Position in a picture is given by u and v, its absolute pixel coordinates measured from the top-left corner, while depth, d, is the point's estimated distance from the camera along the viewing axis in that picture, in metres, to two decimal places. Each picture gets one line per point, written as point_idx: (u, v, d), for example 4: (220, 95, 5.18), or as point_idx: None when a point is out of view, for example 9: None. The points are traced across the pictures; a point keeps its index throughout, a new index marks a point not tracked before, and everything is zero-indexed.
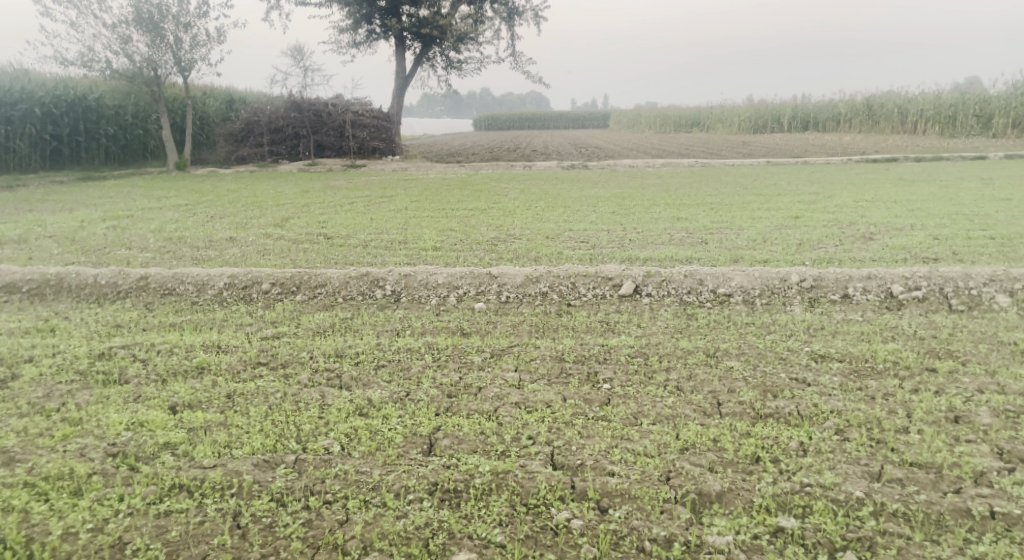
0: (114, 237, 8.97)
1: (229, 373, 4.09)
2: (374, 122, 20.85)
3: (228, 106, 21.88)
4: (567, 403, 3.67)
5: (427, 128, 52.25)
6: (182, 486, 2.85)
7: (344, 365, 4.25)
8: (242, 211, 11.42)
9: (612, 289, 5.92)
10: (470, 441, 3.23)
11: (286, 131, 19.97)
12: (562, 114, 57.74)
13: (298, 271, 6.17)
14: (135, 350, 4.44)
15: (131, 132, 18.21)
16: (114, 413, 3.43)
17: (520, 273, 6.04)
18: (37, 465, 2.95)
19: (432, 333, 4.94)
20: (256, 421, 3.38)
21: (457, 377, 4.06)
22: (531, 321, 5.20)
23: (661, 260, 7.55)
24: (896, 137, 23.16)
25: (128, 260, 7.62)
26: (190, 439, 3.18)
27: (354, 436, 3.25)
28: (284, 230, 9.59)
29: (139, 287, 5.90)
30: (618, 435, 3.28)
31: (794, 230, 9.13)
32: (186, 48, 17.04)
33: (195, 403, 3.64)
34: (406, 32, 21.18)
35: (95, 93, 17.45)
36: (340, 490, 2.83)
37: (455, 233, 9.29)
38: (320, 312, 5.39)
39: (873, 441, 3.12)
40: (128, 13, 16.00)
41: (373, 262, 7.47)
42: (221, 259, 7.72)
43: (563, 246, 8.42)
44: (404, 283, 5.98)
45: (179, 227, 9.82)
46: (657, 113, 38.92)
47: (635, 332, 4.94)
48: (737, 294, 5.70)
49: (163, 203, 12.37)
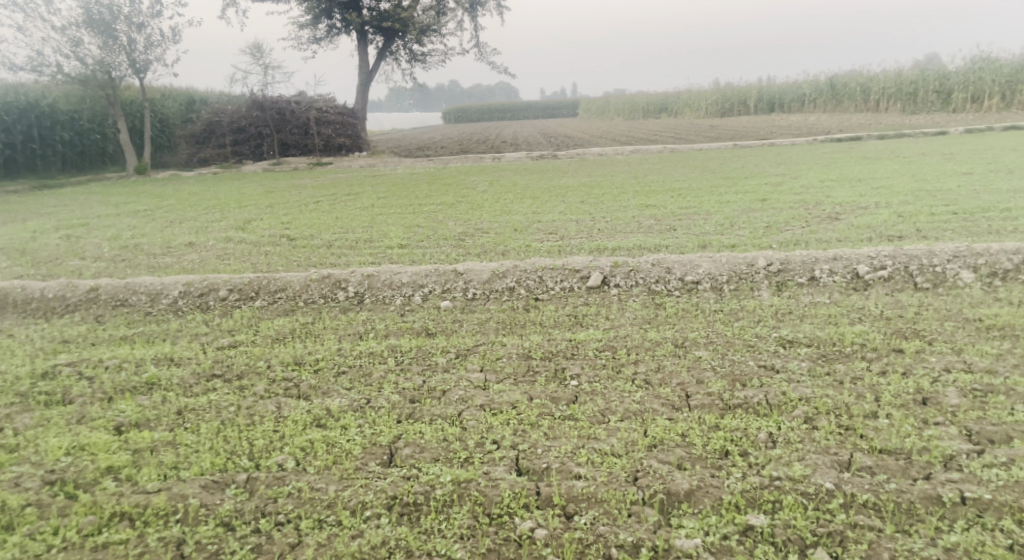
0: (67, 247, 8.67)
1: (180, 388, 3.91)
2: (339, 118, 20.52)
3: (187, 107, 21.36)
4: (533, 403, 3.57)
5: (396, 122, 51.80)
6: (123, 514, 2.70)
7: (303, 373, 4.09)
8: (203, 215, 11.12)
9: (580, 281, 5.82)
10: (432, 450, 3.11)
11: (249, 130, 19.52)
12: (530, 104, 57.62)
13: (256, 276, 5.97)
14: (81, 366, 4.23)
15: (88, 138, 17.69)
16: (54, 437, 3.24)
17: (486, 269, 5.91)
18: None
19: (395, 335, 4.79)
20: (206, 439, 3.22)
21: (420, 380, 3.93)
22: (498, 318, 5.08)
23: (630, 248, 7.48)
24: (858, 116, 23.40)
25: (81, 271, 7.36)
26: (134, 462, 3.02)
27: (310, 449, 3.12)
28: (246, 233, 9.35)
29: (89, 300, 5.66)
30: (585, 434, 3.18)
31: (761, 213, 9.13)
32: (141, 49, 16.56)
33: (142, 422, 3.47)
34: (368, 26, 20.84)
35: (47, 98, 16.90)
36: (292, 509, 2.71)
37: (422, 229, 9.13)
38: (279, 318, 5.20)
39: (843, 428, 3.06)
40: (78, 15, 15.44)
41: (336, 263, 7.30)
42: (179, 265, 7.47)
43: (531, 239, 8.32)
44: (366, 283, 5.82)
45: (135, 234, 9.52)
46: (625, 100, 38.97)
47: (603, 324, 4.85)
48: (706, 281, 5.63)
49: (121, 209, 12.02)
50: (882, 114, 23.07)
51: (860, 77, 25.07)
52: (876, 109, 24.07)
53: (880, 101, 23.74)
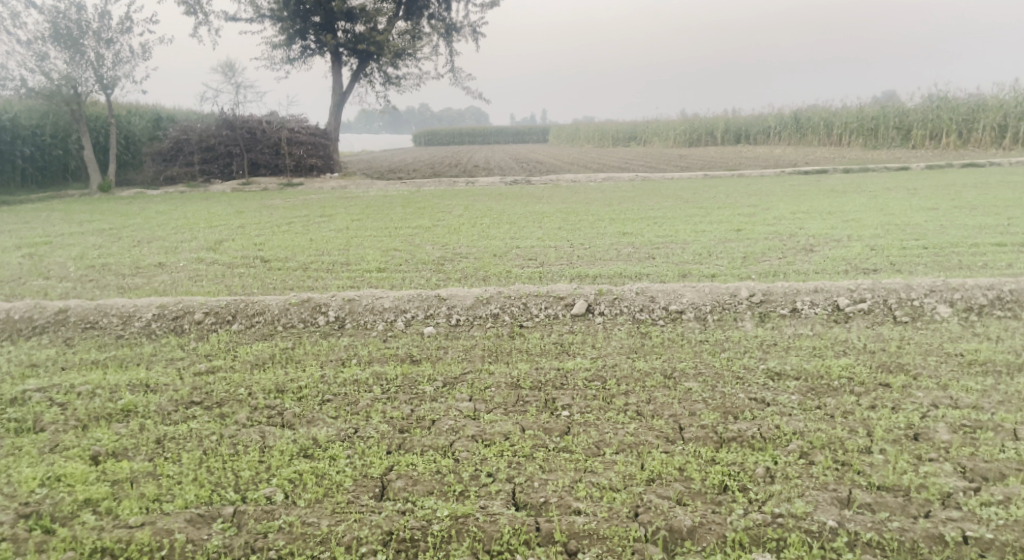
0: (30, 266, 8.39)
1: (158, 416, 3.77)
2: (312, 139, 20.40)
3: (155, 124, 21.05)
4: (526, 434, 3.52)
5: (367, 144, 51.76)
6: (105, 550, 2.58)
7: (287, 401, 3.97)
8: (172, 234, 10.89)
9: (564, 308, 5.79)
10: (426, 482, 3.04)
11: (218, 149, 19.27)
12: (502, 130, 58.07)
13: (234, 299, 5.82)
14: (52, 392, 4.06)
15: (50, 154, 17.28)
16: (27, 467, 3.09)
17: (470, 295, 5.86)
18: None
19: (379, 361, 4.70)
20: (190, 469, 3.10)
21: (409, 409, 3.84)
22: (484, 346, 5.01)
23: (611, 276, 7.51)
24: (823, 150, 24.03)
25: (46, 291, 7.11)
26: (114, 494, 2.89)
27: (299, 481, 3.02)
28: (218, 254, 9.15)
29: (58, 322, 5.46)
30: (581, 467, 3.16)
31: (737, 243, 9.27)
32: (109, 65, 16.28)
33: (120, 451, 3.32)
34: (342, 48, 20.84)
35: (9, 112, 16.50)
36: (285, 545, 2.62)
37: (399, 253, 9.04)
38: (258, 343, 5.06)
39: (839, 464, 3.09)
40: (45, 29, 15.22)
41: (314, 286, 7.18)
42: (149, 287, 7.28)
43: (511, 264, 8.30)
44: (348, 308, 5.70)
45: (102, 253, 9.26)
46: (596, 128, 39.53)
47: (590, 353, 4.82)
48: (689, 310, 5.66)
49: (86, 227, 11.70)
50: (846, 149, 23.70)
51: (824, 112, 25.79)
52: (839, 143, 24.73)
53: (842, 136, 24.41)
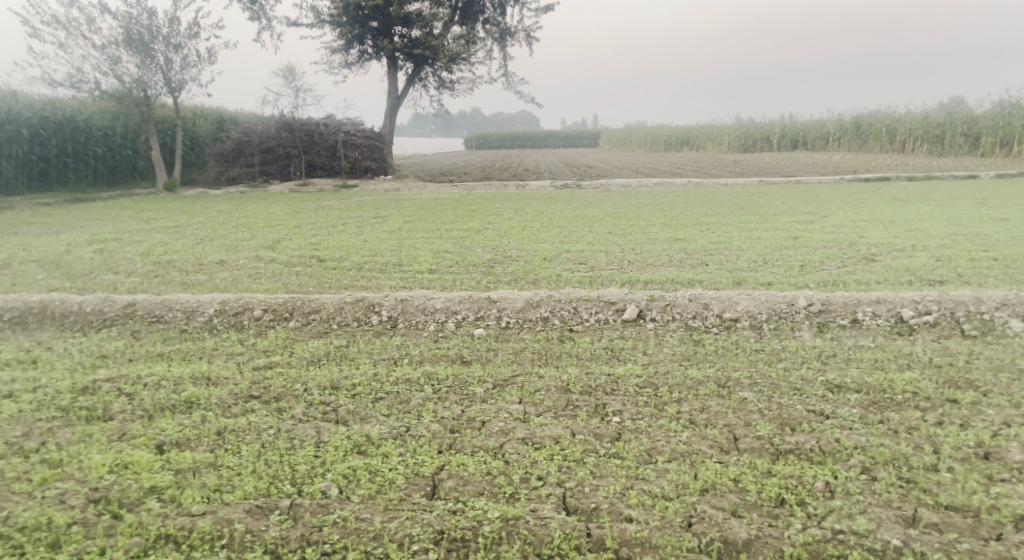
0: (101, 261, 8.77)
1: (219, 408, 3.89)
2: (367, 142, 20.82)
3: (219, 126, 21.83)
4: (576, 439, 3.50)
5: (420, 148, 52.53)
6: (169, 537, 2.66)
7: (341, 397, 4.04)
8: (233, 233, 11.23)
9: (615, 313, 5.75)
10: (476, 483, 3.06)
11: (278, 151, 19.80)
12: (553, 134, 58.08)
13: (291, 297, 5.96)
14: (121, 383, 4.23)
15: (121, 154, 18.11)
16: (97, 454, 3.23)
17: (520, 298, 5.86)
18: (12, 515, 2.72)
19: (430, 361, 4.74)
20: (249, 462, 3.19)
21: (459, 410, 3.87)
22: (533, 348, 5.01)
23: (662, 282, 7.42)
24: (884, 157, 23.27)
25: (115, 285, 7.43)
26: (178, 482, 3.00)
27: (353, 477, 3.07)
28: (276, 253, 9.40)
29: (126, 315, 5.69)
30: (632, 474, 3.14)
31: (794, 251, 9.05)
32: (176, 68, 16.92)
33: (184, 441, 3.44)
34: (398, 52, 21.20)
35: (83, 114, 17.29)
36: (339, 540, 2.67)
37: (450, 255, 9.11)
38: (314, 340, 5.17)
39: (903, 481, 2.99)
40: (118, 34, 15.93)
41: (367, 286, 7.31)
42: (211, 283, 7.53)
43: (560, 268, 8.28)
44: (400, 308, 5.77)
45: (168, 250, 9.62)
46: (649, 133, 39.19)
47: (641, 359, 4.77)
48: (744, 318, 5.54)
49: (153, 224, 12.17)
50: (909, 156, 22.91)
51: (887, 118, 24.98)
52: (902, 151, 23.91)
53: (905, 142, 23.61)
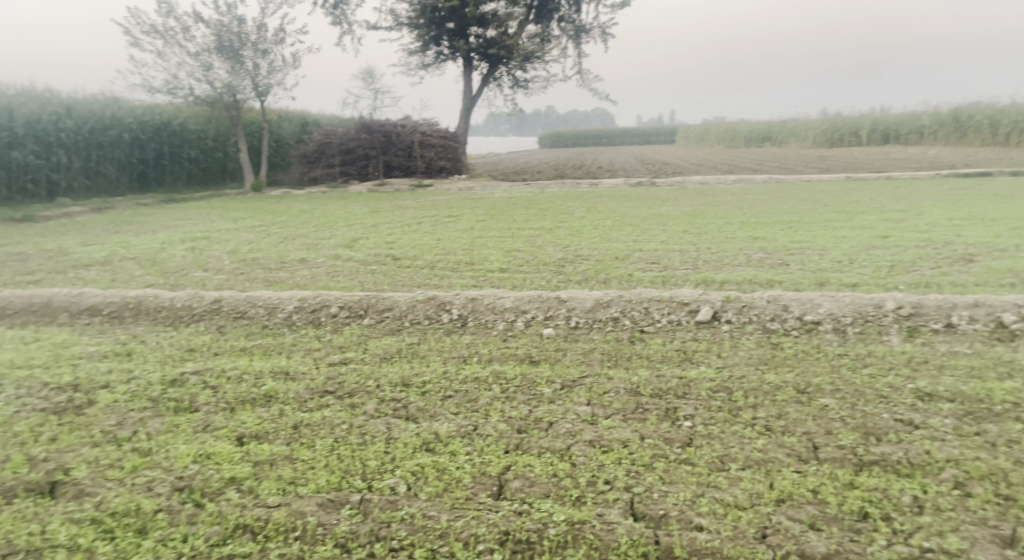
0: (192, 259, 9.23)
1: (296, 402, 4.01)
2: (442, 142, 21.12)
3: (302, 128, 22.71)
4: (646, 443, 3.44)
5: (494, 147, 52.92)
6: (246, 526, 2.75)
7: (411, 395, 4.10)
8: (313, 232, 11.61)
9: (688, 314, 5.60)
10: (543, 485, 3.04)
11: (357, 152, 20.36)
12: (628, 131, 57.34)
13: (365, 295, 6.10)
14: (206, 376, 4.44)
15: (213, 156, 19.24)
16: (183, 444, 3.38)
17: (590, 298, 5.80)
18: (105, 500, 2.87)
19: (499, 360, 4.74)
20: (322, 456, 3.28)
21: (526, 410, 3.86)
22: (603, 349, 4.95)
23: (739, 283, 7.19)
24: (986, 150, 21.85)
25: (204, 282, 7.81)
26: (256, 474, 3.11)
27: (421, 474, 3.11)
28: (354, 252, 9.65)
29: (213, 310, 5.97)
30: (703, 481, 3.06)
31: (884, 250, 8.60)
32: (264, 73, 17.62)
33: (262, 434, 3.57)
34: (473, 53, 21.41)
35: (179, 118, 18.24)
36: (406, 536, 2.69)
37: (521, 254, 9.12)
38: (387, 337, 5.28)
39: (1001, 500, 2.80)
40: (211, 42, 16.79)
41: (439, 284, 7.41)
42: (292, 281, 7.80)
43: (632, 268, 8.15)
44: (470, 306, 5.81)
45: (253, 248, 10.04)
46: (728, 128, 38.13)
47: (715, 362, 4.63)
48: (827, 321, 5.30)
49: (240, 224, 12.73)
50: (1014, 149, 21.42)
51: (989, 110, 23.44)
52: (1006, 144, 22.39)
53: (1010, 135, 22.08)
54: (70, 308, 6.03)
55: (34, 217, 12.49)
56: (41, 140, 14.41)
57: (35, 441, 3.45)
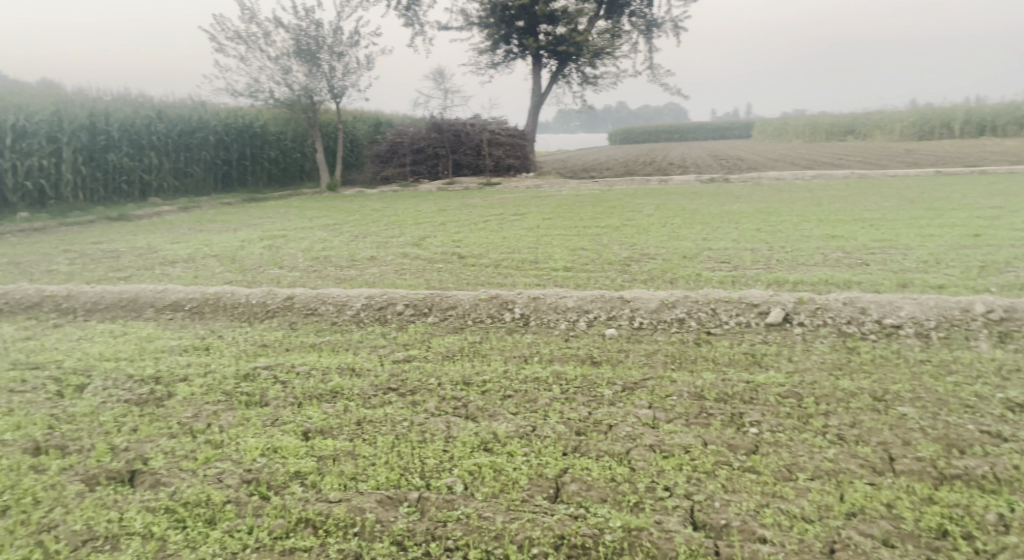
0: (269, 257, 9.58)
1: (360, 398, 4.10)
2: (511, 140, 21.16)
3: (375, 128, 23.25)
4: (709, 449, 3.34)
5: (564, 144, 52.71)
6: (308, 520, 2.83)
7: (471, 393, 4.12)
8: (383, 230, 11.85)
9: (758, 316, 5.42)
10: (600, 489, 3.00)
11: (427, 151, 20.70)
12: (702, 126, 56.00)
13: (430, 293, 6.18)
14: (277, 370, 4.59)
15: (291, 156, 20.03)
16: (252, 438, 3.51)
17: (655, 298, 5.69)
18: (178, 490, 3.01)
19: (560, 361, 4.71)
20: (382, 452, 3.34)
21: (586, 412, 3.82)
22: (667, 351, 4.84)
23: (814, 283, 6.91)
24: None
25: (279, 279, 8.10)
26: (319, 469, 3.20)
27: (478, 474, 3.12)
28: (422, 250, 9.80)
29: (285, 307, 6.18)
30: (769, 491, 2.95)
31: (975, 250, 8.09)
32: (339, 76, 18.15)
33: (327, 429, 3.66)
34: (543, 50, 21.37)
35: (260, 120, 19.00)
36: (461, 537, 2.71)
37: (587, 253, 9.05)
38: (450, 336, 5.33)
39: None
40: (290, 46, 17.40)
41: (503, 283, 7.44)
42: (361, 278, 7.99)
43: (701, 267, 7.95)
44: (533, 306, 5.80)
45: (326, 247, 10.34)
46: (807, 122, 36.72)
47: (786, 367, 4.46)
48: (908, 325, 5.03)
49: (314, 222, 13.13)
50: None
51: None
52: None
53: None
54: (155, 304, 6.35)
55: (128, 217, 13.26)
56: (135, 143, 15.14)
57: (118, 431, 3.65)
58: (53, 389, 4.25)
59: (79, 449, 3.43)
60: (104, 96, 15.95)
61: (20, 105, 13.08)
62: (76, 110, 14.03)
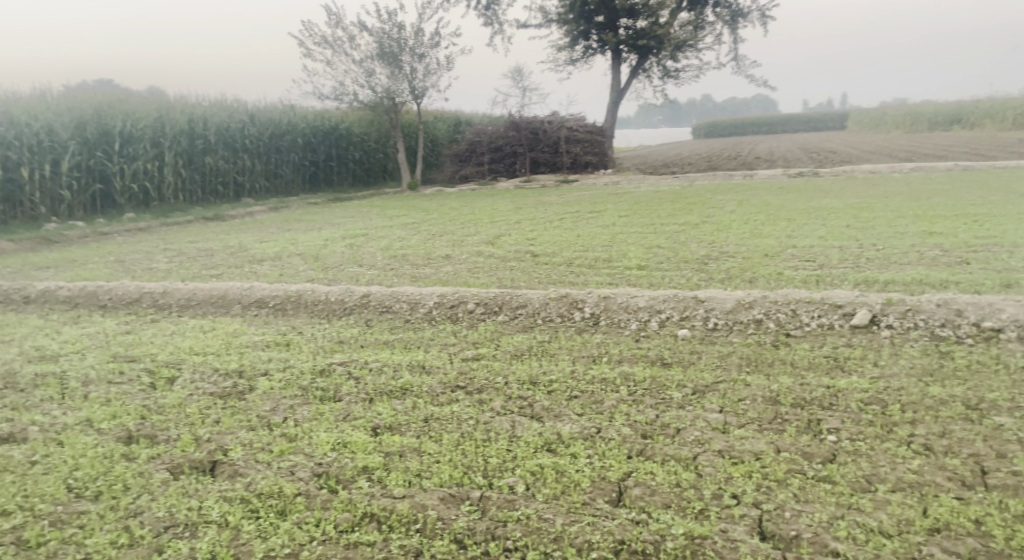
0: (350, 255, 9.88)
1: (429, 396, 4.17)
2: (589, 137, 20.84)
3: (454, 128, 23.61)
4: (781, 457, 3.20)
5: (645, 139, 51.86)
6: (373, 515, 2.90)
7: (538, 393, 4.12)
8: (460, 229, 12.01)
9: (842, 317, 5.17)
10: (664, 494, 2.94)
11: (505, 149, 20.84)
12: (791, 118, 53.86)
13: (501, 292, 6.22)
14: (351, 367, 4.73)
15: (374, 157, 20.64)
16: (324, 432, 3.63)
17: (731, 298, 5.52)
18: (253, 482, 3.15)
19: (630, 361, 4.64)
20: (446, 450, 3.38)
21: (654, 414, 3.74)
22: (743, 353, 4.68)
23: (907, 283, 6.52)
24: None
25: (358, 277, 8.34)
26: (385, 465, 3.27)
27: (540, 475, 3.11)
28: (496, 248, 9.87)
29: (362, 305, 6.36)
30: (845, 502, 2.82)
31: None
32: (420, 77, 18.55)
33: (395, 426, 3.74)
34: (623, 45, 21.08)
35: (345, 122, 19.67)
36: (521, 537, 2.71)
37: (663, 251, 8.87)
38: (519, 335, 5.34)
39: None
40: (373, 49, 17.92)
41: (575, 281, 7.39)
42: (436, 277, 8.12)
43: (783, 266, 7.65)
44: (603, 305, 5.74)
45: (404, 245, 10.56)
46: (908, 112, 34.69)
47: (870, 371, 4.23)
48: (1011, 329, 4.69)
49: (394, 221, 13.45)
50: None
51: None
52: None
53: None
54: (242, 301, 6.67)
55: (222, 217, 13.98)
56: (230, 146, 15.93)
57: (202, 423, 3.85)
58: (147, 380, 4.53)
59: (167, 439, 3.64)
60: (202, 103, 16.88)
61: (128, 112, 14.02)
62: (176, 116, 14.91)
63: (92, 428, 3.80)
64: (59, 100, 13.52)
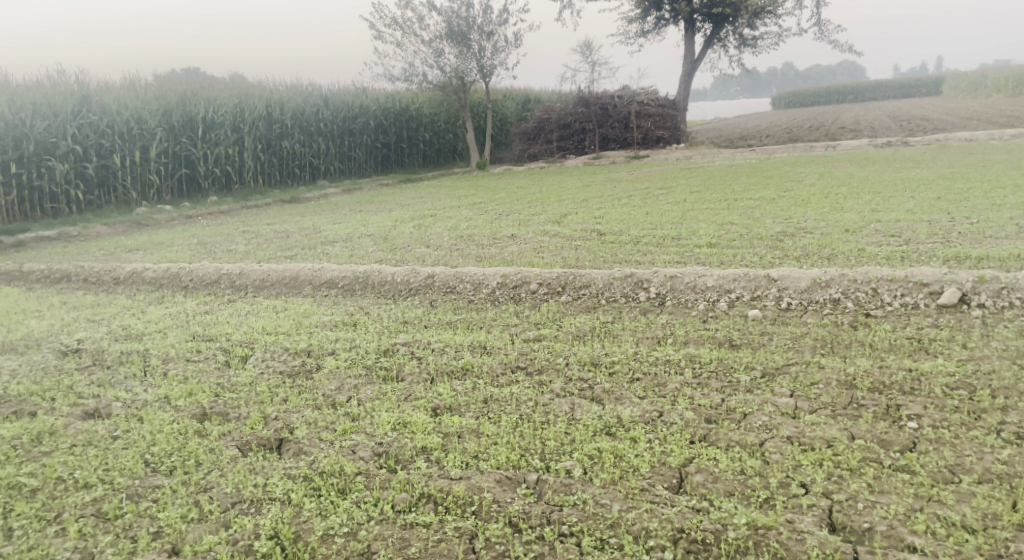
0: (418, 236, 9.99)
1: (489, 376, 4.17)
2: (660, 111, 20.15)
3: (523, 106, 23.48)
4: (855, 444, 3.03)
5: (721, 111, 50.18)
6: (430, 496, 2.92)
7: (599, 375, 4.04)
8: (526, 208, 11.93)
9: (929, 296, 4.85)
10: (727, 481, 2.85)
11: (574, 126, 20.59)
12: (878, 84, 50.92)
13: (565, 271, 6.12)
14: (414, 347, 4.77)
15: (443, 136, 20.77)
16: (385, 412, 3.68)
17: (806, 276, 5.24)
18: (316, 460, 3.22)
19: (695, 342, 4.49)
20: (505, 432, 3.36)
21: (718, 398, 3.61)
22: (817, 335, 4.45)
23: (1003, 259, 6.07)
24: None
25: (424, 258, 8.42)
26: (443, 445, 3.28)
27: (598, 458, 3.06)
28: (561, 227, 9.76)
29: (426, 285, 6.41)
30: (925, 494, 2.67)
31: None
32: (489, 55, 18.50)
33: (454, 406, 3.75)
34: (696, 14, 20.37)
35: (415, 103, 19.84)
36: (576, 523, 2.68)
37: (736, 227, 8.57)
38: (582, 315, 5.25)
39: None
40: (442, 29, 17.98)
41: (641, 260, 7.23)
42: (501, 256, 8.10)
43: (866, 241, 7.25)
44: (669, 285, 5.58)
45: (470, 225, 10.59)
46: (1009, 73, 32.31)
47: (959, 353, 3.96)
48: None
49: (462, 202, 13.50)
50: None
51: None
52: None
53: None
54: (313, 281, 6.84)
55: (298, 199, 14.40)
56: (306, 130, 16.33)
57: (271, 401, 3.97)
58: (221, 358, 4.71)
59: (238, 417, 3.78)
60: (279, 88, 17.36)
61: (210, 99, 14.55)
62: (254, 101, 15.39)
63: (169, 404, 3.99)
64: (147, 89, 14.15)
